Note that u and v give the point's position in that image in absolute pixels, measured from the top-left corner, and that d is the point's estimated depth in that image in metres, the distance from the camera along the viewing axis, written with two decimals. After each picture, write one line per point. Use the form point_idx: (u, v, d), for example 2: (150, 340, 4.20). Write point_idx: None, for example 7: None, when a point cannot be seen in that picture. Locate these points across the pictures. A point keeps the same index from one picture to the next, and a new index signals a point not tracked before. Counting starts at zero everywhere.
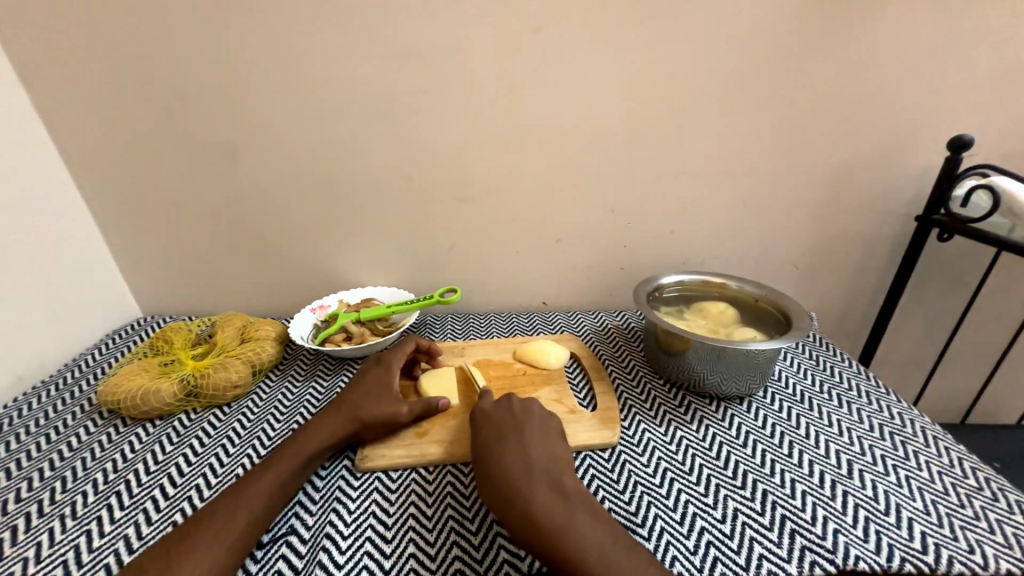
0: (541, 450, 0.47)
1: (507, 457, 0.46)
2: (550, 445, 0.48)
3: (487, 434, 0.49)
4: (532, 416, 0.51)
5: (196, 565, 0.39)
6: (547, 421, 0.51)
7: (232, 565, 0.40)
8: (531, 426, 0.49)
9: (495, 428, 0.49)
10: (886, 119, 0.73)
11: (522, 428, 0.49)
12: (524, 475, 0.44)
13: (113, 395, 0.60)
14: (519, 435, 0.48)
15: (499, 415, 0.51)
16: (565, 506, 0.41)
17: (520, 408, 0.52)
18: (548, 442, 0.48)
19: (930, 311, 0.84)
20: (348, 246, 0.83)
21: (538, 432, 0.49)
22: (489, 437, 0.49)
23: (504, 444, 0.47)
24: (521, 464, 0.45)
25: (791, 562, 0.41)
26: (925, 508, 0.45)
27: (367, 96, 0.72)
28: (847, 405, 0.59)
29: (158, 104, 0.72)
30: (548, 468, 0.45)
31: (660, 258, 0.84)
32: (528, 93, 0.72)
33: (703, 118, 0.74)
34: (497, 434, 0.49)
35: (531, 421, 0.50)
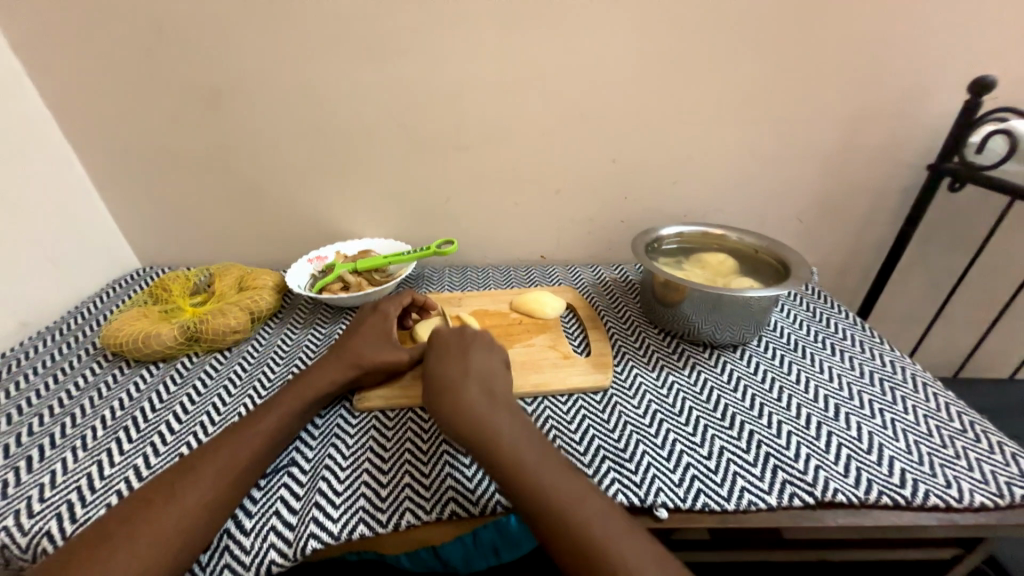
0: (482, 371, 0.50)
1: (449, 375, 0.49)
2: (492, 366, 0.51)
3: (434, 356, 0.52)
4: (478, 341, 0.53)
5: (201, 493, 0.41)
6: (492, 346, 0.54)
7: (236, 494, 0.42)
8: (476, 350, 0.52)
9: (442, 352, 0.52)
10: (908, 61, 0.69)
11: (467, 352, 0.52)
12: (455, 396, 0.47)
13: (116, 339, 0.61)
14: (462, 357, 0.51)
15: (448, 339, 0.53)
16: (498, 416, 0.45)
17: (468, 335, 0.54)
18: (489, 364, 0.51)
19: (934, 266, 0.83)
20: (344, 197, 0.82)
21: (481, 355, 0.52)
22: (436, 360, 0.51)
23: (448, 365, 0.50)
24: (458, 376, 0.49)
25: (772, 494, 0.42)
26: (907, 447, 0.46)
27: (357, 35, 0.68)
28: (840, 353, 0.59)
29: (139, 43, 0.68)
30: (485, 385, 0.48)
31: (662, 211, 0.83)
32: (527, 31, 0.68)
33: (713, 59, 0.69)
34: (442, 356, 0.51)
35: (476, 345, 0.53)
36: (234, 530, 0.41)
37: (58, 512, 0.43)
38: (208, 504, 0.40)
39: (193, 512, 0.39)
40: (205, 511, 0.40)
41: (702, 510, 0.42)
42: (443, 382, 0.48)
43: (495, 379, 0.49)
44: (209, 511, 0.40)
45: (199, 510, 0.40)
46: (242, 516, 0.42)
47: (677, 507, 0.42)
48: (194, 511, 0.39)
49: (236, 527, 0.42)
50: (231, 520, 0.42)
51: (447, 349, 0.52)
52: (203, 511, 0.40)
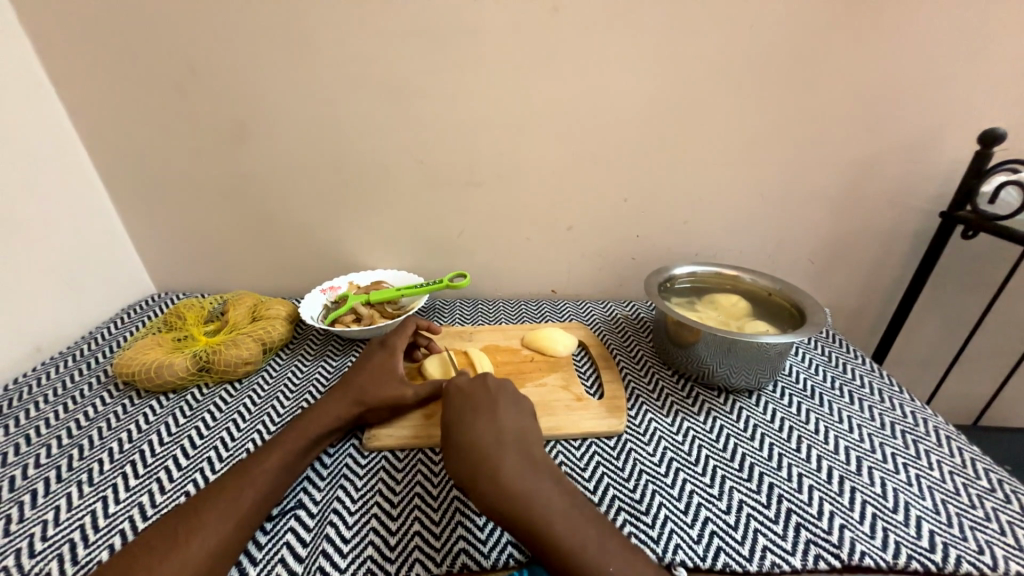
0: (514, 423, 0.47)
1: (481, 392, 0.50)
2: (523, 421, 0.48)
3: (459, 406, 0.49)
4: (505, 391, 0.51)
5: (206, 539, 0.39)
6: (519, 397, 0.51)
7: (240, 540, 0.41)
8: (501, 403, 0.49)
9: (469, 403, 0.49)
10: (912, 112, 0.71)
11: (494, 404, 0.49)
12: (483, 412, 0.48)
13: (128, 368, 0.61)
14: (493, 410, 0.48)
15: (472, 388, 0.51)
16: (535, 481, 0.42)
17: (492, 384, 0.51)
18: (518, 418, 0.48)
19: (949, 311, 0.82)
20: (359, 229, 0.83)
21: (510, 407, 0.49)
22: (461, 411, 0.48)
23: (476, 418, 0.47)
24: (490, 394, 0.50)
25: (796, 555, 0.41)
26: (934, 506, 0.45)
27: (380, 77, 0.71)
28: (858, 402, 0.58)
29: (172, 82, 0.72)
30: (519, 444, 0.45)
31: (673, 250, 0.83)
32: (543, 77, 0.71)
33: (723, 106, 0.72)
34: (469, 407, 0.48)
35: (505, 396, 0.50)
36: None
37: (59, 552, 0.42)
38: (212, 550, 0.39)
39: (195, 559, 0.38)
40: (208, 558, 0.39)
41: (722, 569, 0.40)
42: (474, 400, 0.49)
43: (525, 408, 0.50)
44: (212, 559, 0.39)
45: (203, 555, 0.38)
46: (246, 562, 0.41)
47: (696, 566, 0.40)
48: (198, 559, 0.38)
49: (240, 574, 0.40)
50: (235, 566, 0.41)
51: (473, 400, 0.49)
52: (207, 557, 0.39)
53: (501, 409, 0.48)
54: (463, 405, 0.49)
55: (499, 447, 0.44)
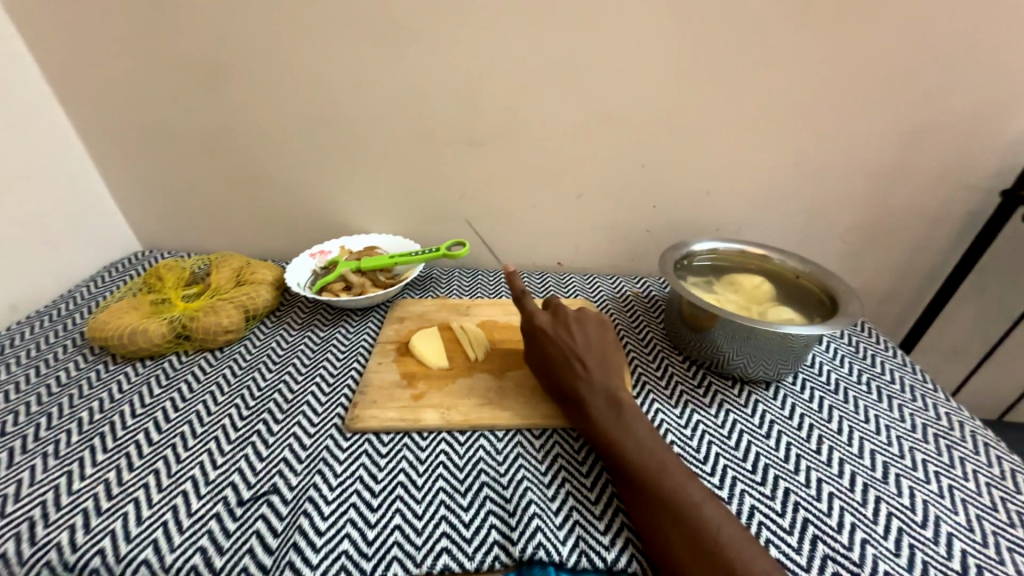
0: (594, 369, 0.48)
1: (562, 337, 0.50)
2: (608, 366, 0.49)
3: (547, 348, 0.50)
4: (595, 340, 0.51)
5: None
6: (602, 341, 0.51)
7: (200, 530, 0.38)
8: (586, 345, 0.50)
9: (558, 348, 0.49)
10: (986, 71, 0.61)
11: (582, 349, 0.49)
12: (566, 357, 0.48)
13: (102, 332, 0.57)
14: (572, 356, 0.48)
15: (562, 333, 0.50)
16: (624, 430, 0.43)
17: (574, 323, 0.52)
18: (606, 359, 0.49)
19: (991, 300, 0.75)
20: (352, 188, 0.77)
21: (594, 353, 0.49)
22: (553, 356, 0.49)
23: (568, 365, 0.48)
24: (571, 339, 0.50)
25: (811, 572, 0.37)
26: (967, 522, 0.40)
27: (372, 15, 0.63)
28: (887, 399, 0.53)
29: (140, 13, 0.64)
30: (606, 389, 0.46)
31: (692, 223, 0.76)
32: (559, 17, 0.61)
33: (764, 58, 0.62)
34: (558, 352, 0.49)
35: (593, 345, 0.50)
36: (202, 569, 0.38)
37: (18, 531, 0.40)
38: None
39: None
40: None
41: None
42: (557, 344, 0.49)
43: (609, 353, 0.50)
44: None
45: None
46: (212, 551, 0.39)
47: None
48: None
49: (205, 564, 0.38)
50: (201, 555, 0.38)
51: (561, 343, 0.49)
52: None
53: (579, 355, 0.48)
54: (552, 351, 0.49)
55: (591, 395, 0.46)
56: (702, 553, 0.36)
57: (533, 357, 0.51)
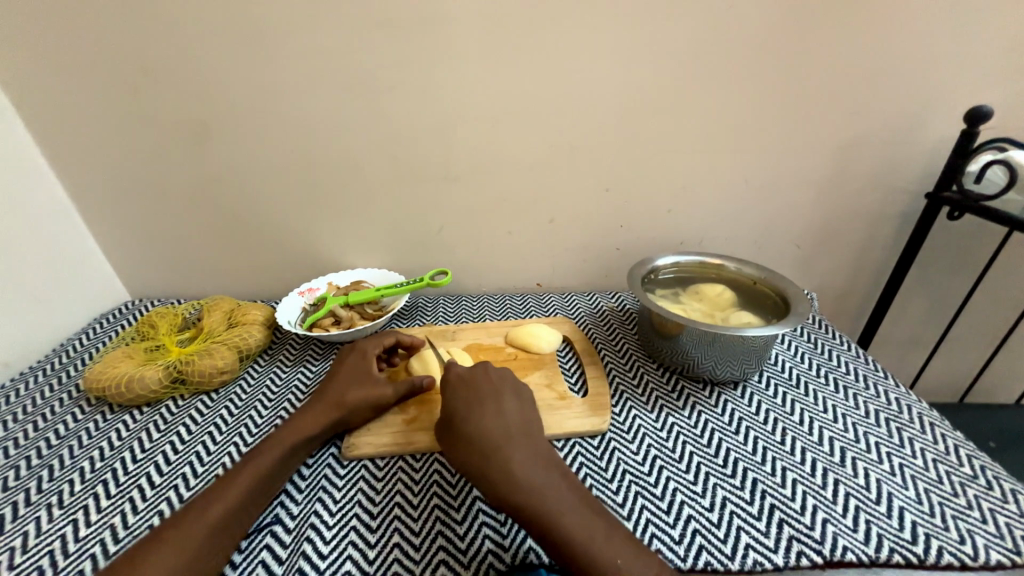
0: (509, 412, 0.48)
1: (481, 383, 0.50)
2: (524, 410, 0.49)
3: (464, 395, 0.49)
4: (509, 384, 0.51)
5: (166, 558, 0.37)
6: (520, 388, 0.52)
7: (222, 545, 0.40)
8: (502, 389, 0.50)
9: (476, 392, 0.49)
10: (900, 90, 0.69)
11: (498, 392, 0.50)
12: (481, 401, 0.48)
13: (98, 383, 0.59)
14: (491, 399, 0.48)
15: (475, 378, 0.51)
16: (542, 477, 0.42)
17: (492, 369, 0.52)
18: (521, 402, 0.50)
19: (935, 292, 0.82)
20: (336, 227, 0.80)
21: (512, 397, 0.50)
22: (467, 401, 0.48)
23: (483, 414, 0.47)
24: (490, 383, 0.50)
25: (778, 553, 0.40)
26: (917, 496, 0.44)
27: (351, 70, 0.68)
28: (843, 390, 0.57)
29: (127, 77, 0.68)
30: (522, 433, 0.46)
31: (657, 239, 0.82)
32: (519, 63, 0.68)
33: (706, 89, 0.69)
34: (477, 397, 0.48)
35: (507, 390, 0.50)
36: None
37: None
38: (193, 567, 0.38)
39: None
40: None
41: (705, 568, 0.40)
42: (475, 390, 0.49)
43: (523, 397, 0.51)
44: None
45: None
46: None
47: (677, 568, 0.40)
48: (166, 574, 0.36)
49: None
50: None
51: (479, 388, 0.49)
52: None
53: (498, 397, 0.49)
54: (467, 397, 0.49)
55: (510, 443, 0.44)
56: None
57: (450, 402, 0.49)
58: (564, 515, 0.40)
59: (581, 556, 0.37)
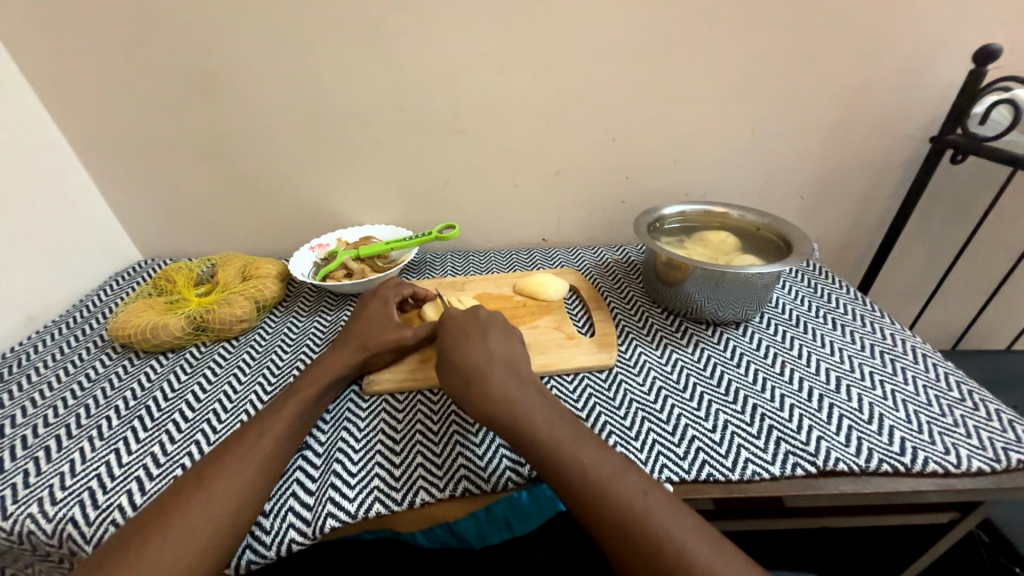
0: (495, 343, 0.50)
1: (471, 320, 0.52)
2: (511, 343, 0.51)
3: (453, 331, 0.51)
4: (496, 321, 0.53)
5: (228, 483, 0.40)
6: (509, 325, 0.54)
7: (277, 470, 0.43)
8: (490, 323, 0.52)
9: (464, 327, 0.51)
10: (913, 30, 0.68)
11: (486, 326, 0.52)
12: (466, 334, 0.50)
13: (123, 331, 0.61)
14: (479, 333, 0.51)
15: (463, 315, 0.53)
16: (523, 398, 0.44)
17: (483, 308, 0.54)
18: (510, 336, 0.52)
19: (935, 240, 0.83)
20: (343, 183, 0.81)
21: (500, 331, 0.52)
22: (455, 336, 0.50)
23: (467, 345, 0.49)
24: (478, 320, 0.52)
25: (775, 464, 0.43)
26: (906, 416, 0.47)
27: (352, 18, 0.67)
28: (841, 327, 0.60)
29: (126, 27, 0.66)
30: (507, 360, 0.48)
31: (662, 191, 0.82)
32: (526, 6, 0.66)
33: (716, 32, 0.68)
34: (464, 331, 0.51)
35: (494, 325, 0.52)
36: (256, 533, 0.41)
37: (80, 499, 0.43)
38: (240, 486, 0.40)
39: (225, 521, 0.38)
40: (239, 504, 0.39)
41: (707, 479, 0.43)
42: (464, 325, 0.51)
43: (512, 331, 0.53)
44: (240, 510, 0.39)
45: (229, 503, 0.39)
46: (261, 517, 0.42)
47: (682, 479, 0.43)
48: (235, 494, 0.40)
49: (257, 525, 0.41)
50: (250, 528, 0.41)
51: (467, 323, 0.52)
52: (237, 506, 0.39)
53: (484, 331, 0.51)
54: (456, 331, 0.51)
55: (491, 369, 0.47)
56: (581, 489, 0.38)
57: (442, 337, 0.51)
58: (540, 427, 0.42)
59: (553, 460, 0.40)
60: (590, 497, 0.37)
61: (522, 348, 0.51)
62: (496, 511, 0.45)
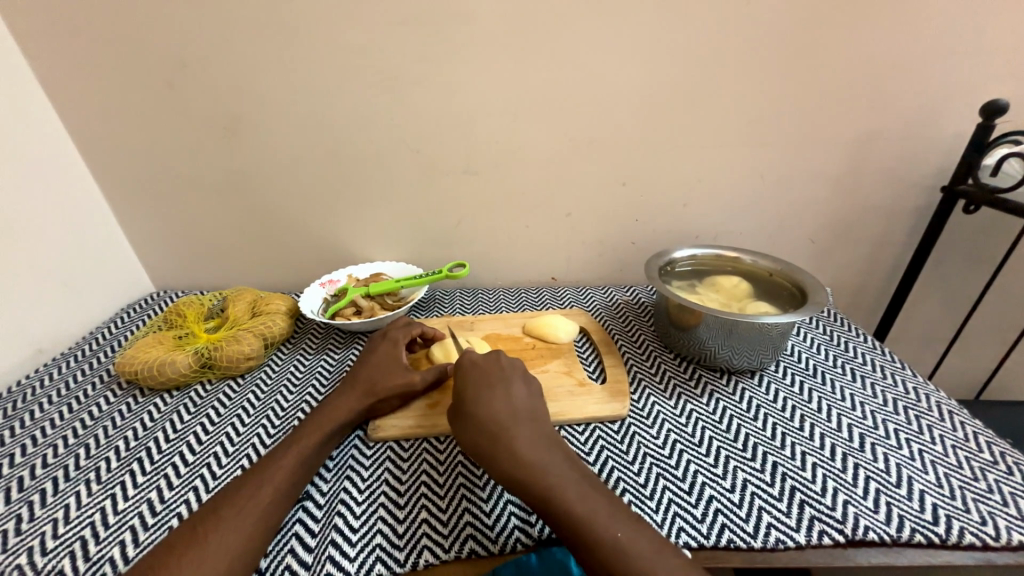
0: (516, 396, 0.48)
1: (492, 369, 0.51)
2: (532, 397, 0.49)
3: (474, 379, 0.49)
4: (518, 370, 0.52)
5: (225, 538, 0.38)
6: (530, 376, 0.52)
7: (275, 525, 0.41)
8: (511, 375, 0.51)
9: (485, 377, 0.50)
10: (916, 84, 0.70)
11: (507, 376, 0.50)
12: (486, 385, 0.49)
13: (130, 367, 0.61)
14: (501, 384, 0.49)
15: (485, 363, 0.51)
16: (545, 458, 0.43)
17: (504, 356, 0.53)
18: (530, 389, 0.50)
19: (951, 288, 0.82)
20: (356, 221, 0.82)
21: (521, 384, 0.50)
22: (476, 385, 0.49)
23: (490, 396, 0.47)
24: (498, 369, 0.51)
25: (800, 532, 0.41)
26: (937, 480, 0.45)
27: (373, 68, 0.70)
28: (861, 379, 0.58)
29: (160, 74, 0.70)
30: (527, 415, 0.47)
31: (672, 234, 0.83)
32: (539, 58, 0.69)
33: (722, 84, 0.70)
34: (485, 381, 0.49)
35: (517, 375, 0.51)
36: None
37: (71, 550, 0.42)
38: (236, 543, 0.38)
39: None
40: (236, 561, 0.38)
41: (727, 546, 0.41)
42: (485, 375, 0.50)
43: (531, 382, 0.51)
44: (236, 568, 0.37)
45: (225, 561, 0.37)
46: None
47: (700, 545, 0.41)
48: (229, 552, 0.38)
49: None
50: None
51: (489, 373, 0.50)
52: (229, 566, 0.37)
53: (506, 382, 0.49)
54: (476, 380, 0.49)
55: (512, 425, 0.45)
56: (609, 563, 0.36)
57: (461, 387, 0.49)
58: (564, 491, 0.40)
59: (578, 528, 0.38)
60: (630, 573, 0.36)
61: (541, 400, 0.50)
62: None
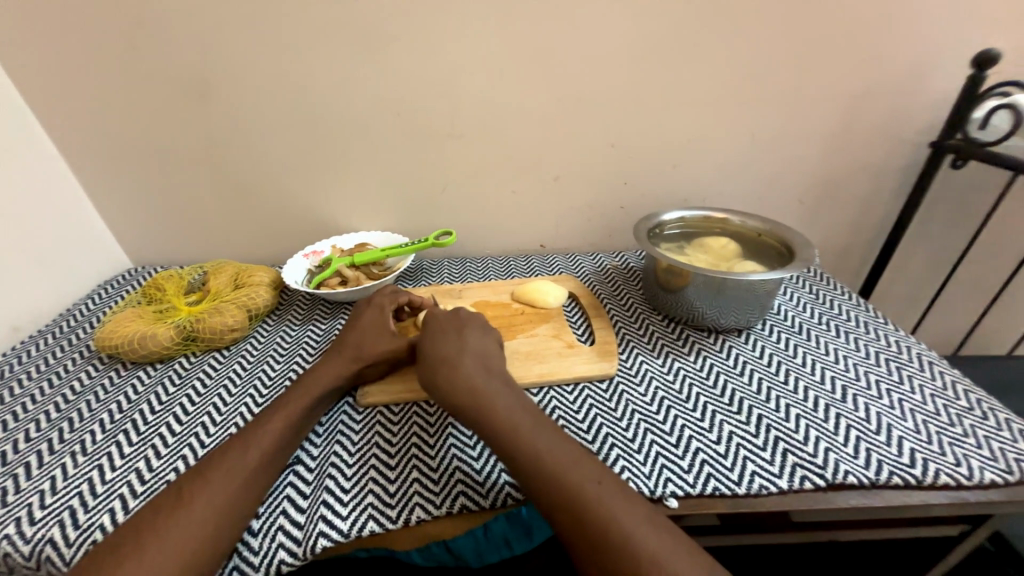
0: (471, 339, 0.50)
1: (449, 318, 0.53)
2: (486, 340, 0.51)
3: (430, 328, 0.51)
4: (474, 319, 0.53)
5: (212, 500, 0.38)
6: (487, 324, 0.53)
7: (264, 486, 0.41)
8: (467, 321, 0.52)
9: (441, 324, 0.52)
10: (910, 35, 0.68)
11: (462, 324, 0.52)
12: (441, 331, 0.51)
13: (111, 341, 0.59)
14: (455, 330, 0.51)
15: (443, 315, 0.53)
16: (493, 391, 0.45)
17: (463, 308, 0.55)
18: (486, 334, 0.52)
19: (935, 246, 0.83)
20: (338, 190, 0.80)
21: (476, 328, 0.52)
22: (433, 332, 0.51)
23: (444, 340, 0.50)
24: (455, 317, 0.53)
25: (783, 478, 0.42)
26: (916, 427, 0.46)
27: (348, 24, 0.66)
28: (845, 335, 0.59)
29: (118, 34, 0.65)
30: (479, 354, 0.48)
31: (661, 197, 0.82)
32: (523, 13, 0.66)
33: (714, 38, 0.68)
34: (441, 327, 0.51)
35: (472, 322, 0.52)
36: (244, 553, 0.39)
37: (60, 518, 0.41)
38: (224, 504, 0.38)
39: (208, 541, 0.36)
40: (225, 521, 0.38)
41: (713, 494, 0.42)
42: (442, 323, 0.52)
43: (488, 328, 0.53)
44: (225, 527, 0.38)
45: (213, 522, 0.37)
46: (248, 537, 0.40)
47: (686, 494, 0.42)
48: (218, 512, 0.38)
49: (244, 546, 0.39)
50: (238, 549, 0.39)
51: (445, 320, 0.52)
52: (218, 525, 0.37)
53: (461, 329, 0.51)
54: (434, 328, 0.51)
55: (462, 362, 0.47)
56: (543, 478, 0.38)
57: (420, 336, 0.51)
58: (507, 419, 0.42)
59: (518, 450, 0.40)
60: (566, 486, 0.37)
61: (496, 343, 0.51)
62: (494, 528, 0.43)
